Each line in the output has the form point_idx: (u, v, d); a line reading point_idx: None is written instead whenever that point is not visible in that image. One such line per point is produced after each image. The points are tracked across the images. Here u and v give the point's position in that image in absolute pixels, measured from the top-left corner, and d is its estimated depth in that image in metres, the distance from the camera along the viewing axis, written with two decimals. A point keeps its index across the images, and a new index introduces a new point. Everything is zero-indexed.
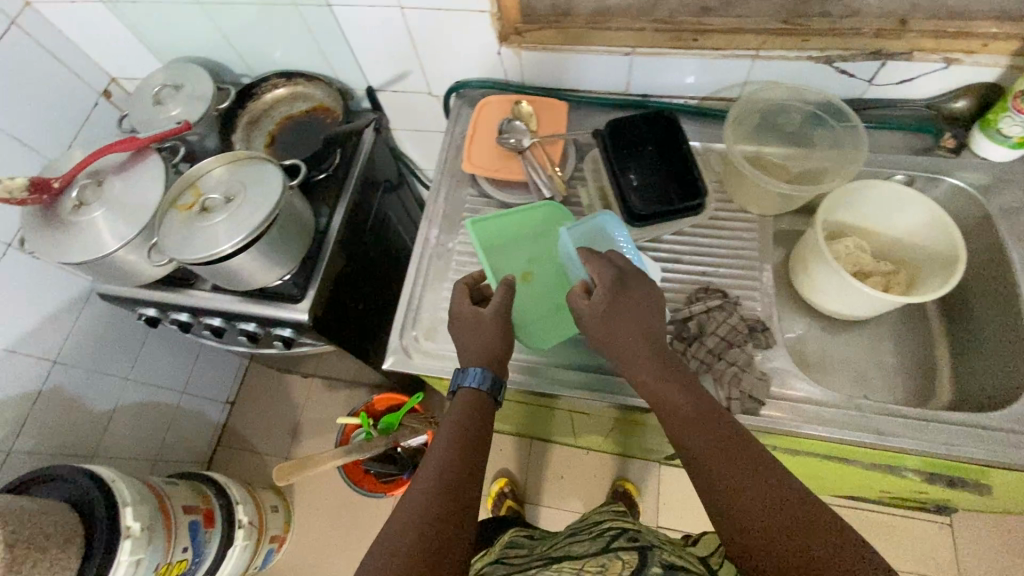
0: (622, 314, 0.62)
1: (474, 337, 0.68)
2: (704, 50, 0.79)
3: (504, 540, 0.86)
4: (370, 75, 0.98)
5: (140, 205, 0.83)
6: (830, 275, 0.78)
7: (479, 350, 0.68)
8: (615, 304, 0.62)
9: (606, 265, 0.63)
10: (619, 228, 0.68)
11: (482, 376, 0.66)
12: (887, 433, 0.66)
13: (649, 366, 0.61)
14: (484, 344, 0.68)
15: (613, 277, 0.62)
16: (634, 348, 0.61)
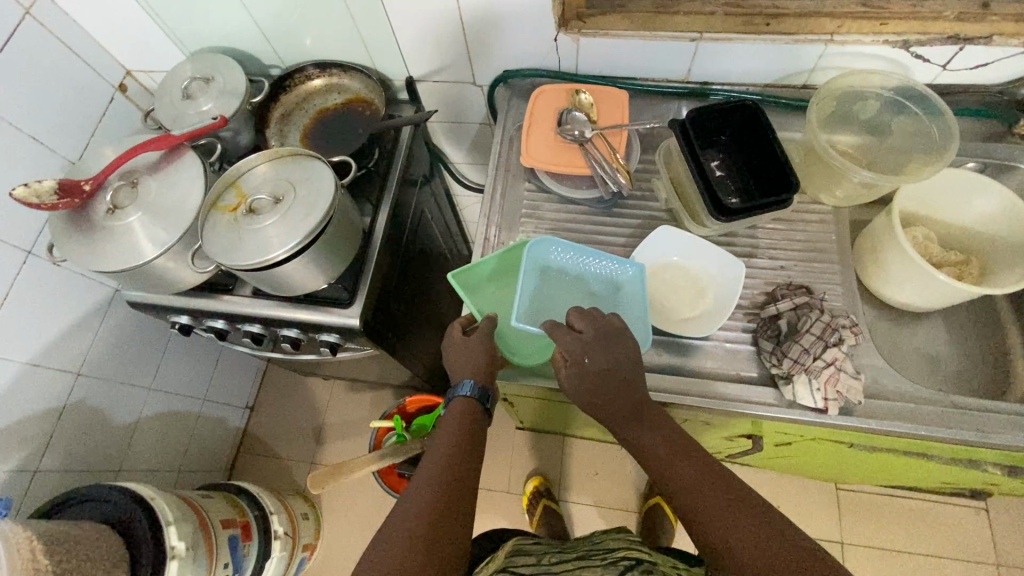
0: (591, 376, 0.61)
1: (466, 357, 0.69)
2: (776, 35, 0.76)
3: (509, 544, 0.83)
4: (412, 65, 0.93)
5: (180, 208, 0.78)
6: (908, 269, 0.75)
7: (476, 367, 0.69)
8: (579, 369, 0.62)
9: (569, 335, 0.62)
10: (554, 245, 0.73)
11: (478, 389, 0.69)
12: (988, 430, 0.64)
13: (624, 419, 0.63)
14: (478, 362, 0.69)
15: (580, 344, 0.62)
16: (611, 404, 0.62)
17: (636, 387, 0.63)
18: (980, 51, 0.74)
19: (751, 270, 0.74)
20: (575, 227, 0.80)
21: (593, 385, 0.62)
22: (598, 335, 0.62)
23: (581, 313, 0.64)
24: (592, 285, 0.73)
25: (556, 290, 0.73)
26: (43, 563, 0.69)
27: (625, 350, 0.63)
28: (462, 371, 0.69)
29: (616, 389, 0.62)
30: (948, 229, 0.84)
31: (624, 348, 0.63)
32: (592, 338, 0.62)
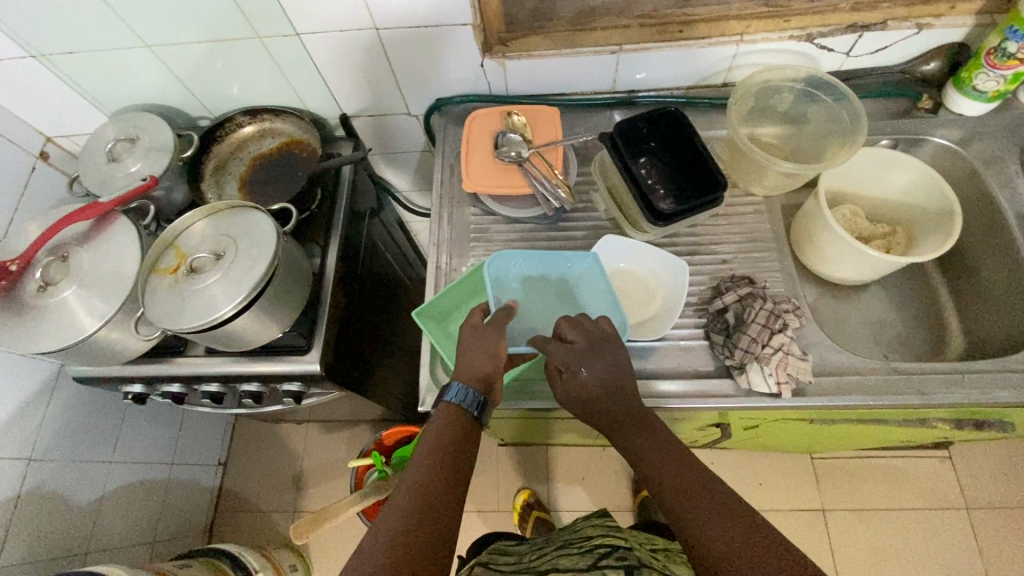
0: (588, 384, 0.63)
1: (467, 351, 0.65)
2: (690, 41, 0.79)
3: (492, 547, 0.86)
4: (343, 102, 0.93)
5: (118, 277, 0.76)
6: (841, 248, 0.79)
7: (475, 367, 0.64)
8: (576, 379, 0.63)
9: (558, 346, 0.64)
10: (517, 257, 0.73)
11: (467, 392, 0.64)
12: (929, 391, 0.68)
13: (622, 424, 0.63)
14: (479, 362, 0.65)
15: (572, 352, 0.63)
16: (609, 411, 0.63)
17: (627, 395, 0.63)
18: (877, 36, 0.79)
19: (695, 268, 0.77)
20: (525, 245, 0.81)
21: (590, 395, 0.63)
22: (590, 344, 0.64)
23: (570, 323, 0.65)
24: (562, 284, 0.75)
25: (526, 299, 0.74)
26: None
27: (613, 360, 0.64)
28: (460, 370, 0.65)
29: (609, 396, 0.63)
30: (874, 203, 0.89)
31: (612, 357, 0.64)
32: (585, 348, 0.64)
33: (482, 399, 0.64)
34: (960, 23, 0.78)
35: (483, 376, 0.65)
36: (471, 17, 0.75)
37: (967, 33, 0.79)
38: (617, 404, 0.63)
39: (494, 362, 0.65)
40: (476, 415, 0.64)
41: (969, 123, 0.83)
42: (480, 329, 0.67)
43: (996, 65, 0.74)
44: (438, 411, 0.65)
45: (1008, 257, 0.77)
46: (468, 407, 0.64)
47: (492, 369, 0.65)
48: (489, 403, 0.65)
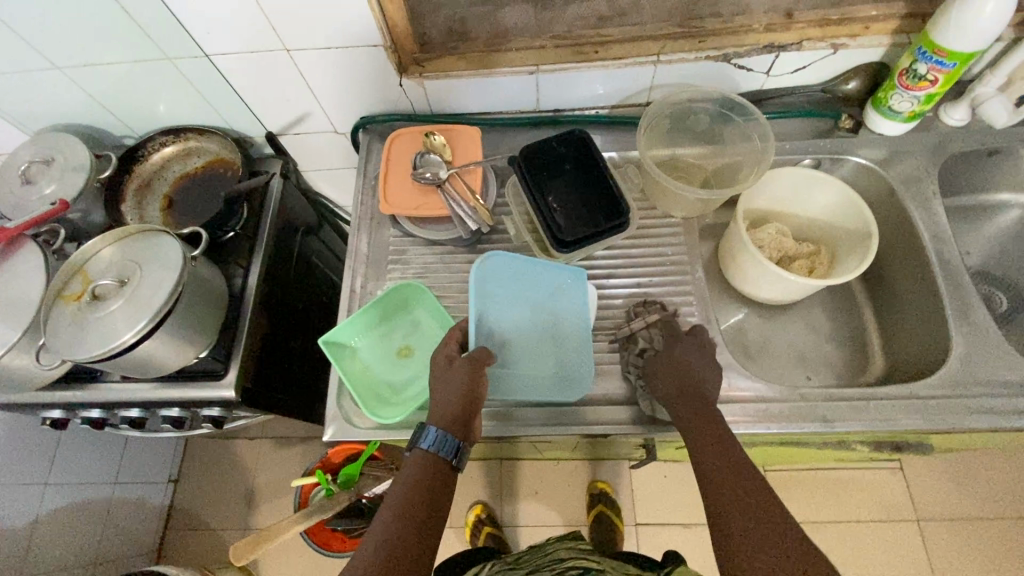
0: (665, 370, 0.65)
1: (440, 392, 0.62)
2: (607, 61, 0.79)
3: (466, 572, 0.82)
4: (267, 122, 0.91)
5: (22, 304, 0.74)
6: (760, 269, 0.79)
7: (447, 409, 0.61)
8: (658, 367, 0.65)
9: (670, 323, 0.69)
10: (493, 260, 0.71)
11: (442, 438, 0.60)
12: (832, 419, 0.68)
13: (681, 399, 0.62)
14: (451, 402, 0.61)
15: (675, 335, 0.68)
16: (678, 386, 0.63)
17: (704, 378, 0.63)
18: (794, 56, 0.78)
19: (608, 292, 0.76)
20: (441, 268, 0.80)
21: (666, 376, 0.64)
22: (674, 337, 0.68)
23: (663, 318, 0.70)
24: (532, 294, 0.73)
25: (507, 322, 0.71)
26: None
27: (701, 353, 0.65)
28: (433, 413, 0.62)
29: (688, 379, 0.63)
30: (799, 221, 0.89)
31: (704, 350, 0.66)
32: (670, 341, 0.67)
33: (457, 445, 0.60)
34: (877, 43, 0.77)
35: (455, 418, 0.61)
36: (380, 39, 0.74)
37: (884, 53, 0.78)
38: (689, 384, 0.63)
39: (465, 402, 0.61)
40: (451, 460, 0.60)
41: (890, 142, 0.83)
42: (450, 367, 0.63)
43: (909, 86, 0.74)
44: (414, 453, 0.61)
45: (923, 281, 0.77)
46: (443, 454, 0.60)
47: (465, 412, 0.61)
48: (464, 447, 0.61)
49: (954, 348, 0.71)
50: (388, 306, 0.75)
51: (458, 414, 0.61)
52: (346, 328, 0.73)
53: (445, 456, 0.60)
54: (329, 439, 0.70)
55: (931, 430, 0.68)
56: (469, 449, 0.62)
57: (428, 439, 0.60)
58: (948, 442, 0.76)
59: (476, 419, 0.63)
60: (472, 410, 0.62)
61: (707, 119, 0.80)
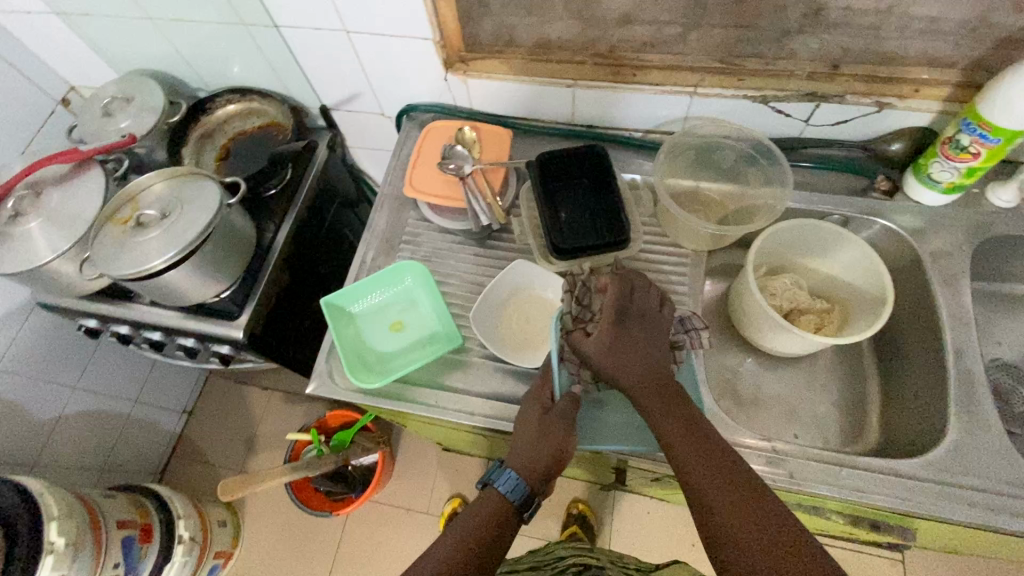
0: (622, 366, 0.61)
1: (535, 446, 0.63)
2: (644, 85, 0.80)
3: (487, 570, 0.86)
4: (323, 96, 0.98)
5: (78, 218, 0.83)
6: (762, 315, 0.78)
7: (533, 460, 0.63)
8: (610, 360, 0.61)
9: (610, 300, 0.63)
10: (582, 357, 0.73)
11: (518, 486, 0.62)
12: (801, 477, 0.66)
13: (646, 389, 0.60)
14: (538, 453, 0.63)
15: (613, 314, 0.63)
16: (639, 372, 0.61)
17: (658, 360, 0.62)
18: (835, 108, 0.77)
19: None
20: (448, 256, 0.84)
21: (620, 363, 0.61)
22: (617, 316, 0.63)
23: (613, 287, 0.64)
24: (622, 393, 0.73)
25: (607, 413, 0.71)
26: None
27: (645, 330, 0.64)
28: (515, 457, 0.63)
29: (645, 367, 0.61)
30: (818, 276, 0.86)
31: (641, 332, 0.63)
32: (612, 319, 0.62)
33: (530, 497, 0.62)
34: (926, 108, 0.75)
35: (538, 473, 0.63)
36: (430, 33, 0.79)
37: (932, 119, 0.76)
38: (643, 367, 0.61)
39: (552, 459, 0.63)
40: (523, 513, 0.62)
41: (926, 212, 0.80)
42: (546, 419, 0.65)
43: (950, 156, 0.71)
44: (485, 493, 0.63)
45: (933, 359, 0.74)
46: (513, 502, 0.61)
47: (551, 468, 0.63)
48: (535, 501, 0.63)
49: (950, 434, 0.67)
50: (384, 283, 0.79)
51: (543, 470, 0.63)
52: (349, 293, 0.78)
53: (517, 504, 0.62)
54: (310, 392, 0.74)
55: (906, 512, 0.64)
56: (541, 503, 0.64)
57: (503, 479, 0.62)
58: (933, 533, 0.72)
59: (556, 474, 0.64)
60: (558, 467, 0.64)
61: (732, 156, 0.80)
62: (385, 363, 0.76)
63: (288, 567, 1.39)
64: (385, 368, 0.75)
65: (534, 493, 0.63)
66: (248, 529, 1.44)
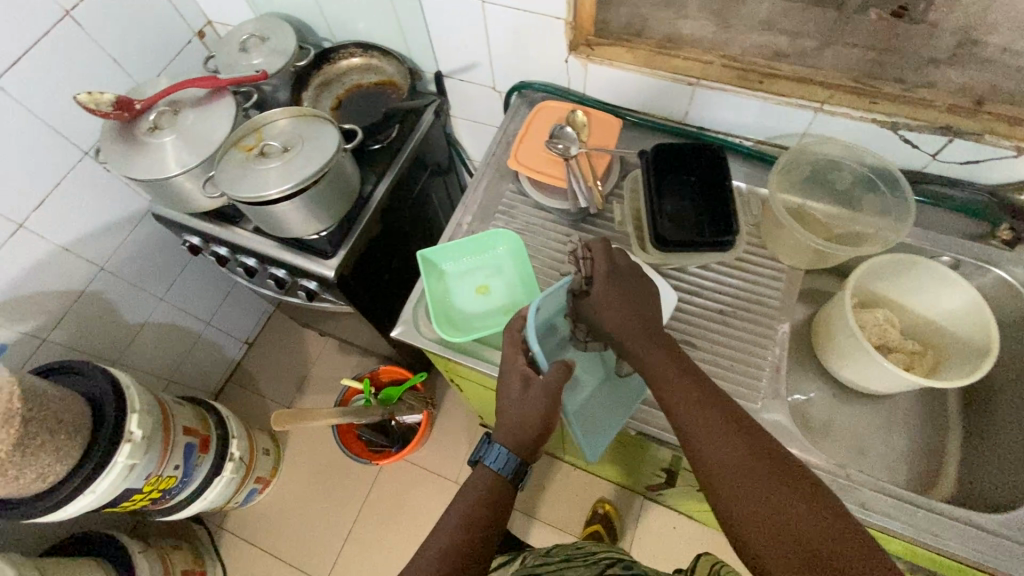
0: (610, 318, 0.63)
1: (517, 412, 0.64)
2: (768, 94, 0.79)
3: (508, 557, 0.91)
4: (440, 62, 1.02)
5: (209, 140, 0.89)
6: (851, 343, 0.76)
7: (519, 436, 0.64)
8: (606, 313, 0.64)
9: (603, 258, 0.66)
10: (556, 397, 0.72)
11: (506, 460, 0.65)
12: (873, 510, 0.64)
13: (636, 338, 0.62)
14: (524, 431, 0.64)
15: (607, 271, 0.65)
16: (629, 325, 0.63)
17: (647, 312, 0.64)
18: (969, 146, 0.73)
19: (688, 309, 0.76)
20: (541, 232, 0.85)
21: (618, 315, 0.63)
22: (609, 270, 0.65)
23: (602, 248, 0.66)
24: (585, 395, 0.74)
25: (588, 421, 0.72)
26: (16, 406, 0.81)
27: (636, 284, 0.65)
28: (503, 435, 0.65)
29: (633, 317, 0.63)
30: (914, 317, 0.83)
31: (638, 288, 0.65)
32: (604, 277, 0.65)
33: (519, 466, 0.65)
34: None
35: (525, 443, 0.65)
36: (564, 13, 0.80)
37: None
38: (635, 318, 0.63)
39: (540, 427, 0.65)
40: (512, 479, 0.65)
41: None
42: (527, 388, 0.65)
43: None
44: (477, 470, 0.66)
45: None
46: (504, 474, 0.65)
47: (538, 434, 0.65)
48: (524, 466, 0.66)
49: None
50: (478, 248, 0.82)
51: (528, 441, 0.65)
52: (446, 250, 0.81)
53: (508, 476, 0.65)
54: (394, 336, 0.78)
55: (979, 566, 0.62)
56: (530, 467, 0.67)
57: (494, 459, 0.65)
58: None
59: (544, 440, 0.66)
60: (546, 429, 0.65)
61: (850, 178, 0.78)
62: (468, 322, 0.78)
63: (318, 505, 1.45)
64: (468, 328, 0.78)
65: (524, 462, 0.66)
66: (288, 462, 1.51)
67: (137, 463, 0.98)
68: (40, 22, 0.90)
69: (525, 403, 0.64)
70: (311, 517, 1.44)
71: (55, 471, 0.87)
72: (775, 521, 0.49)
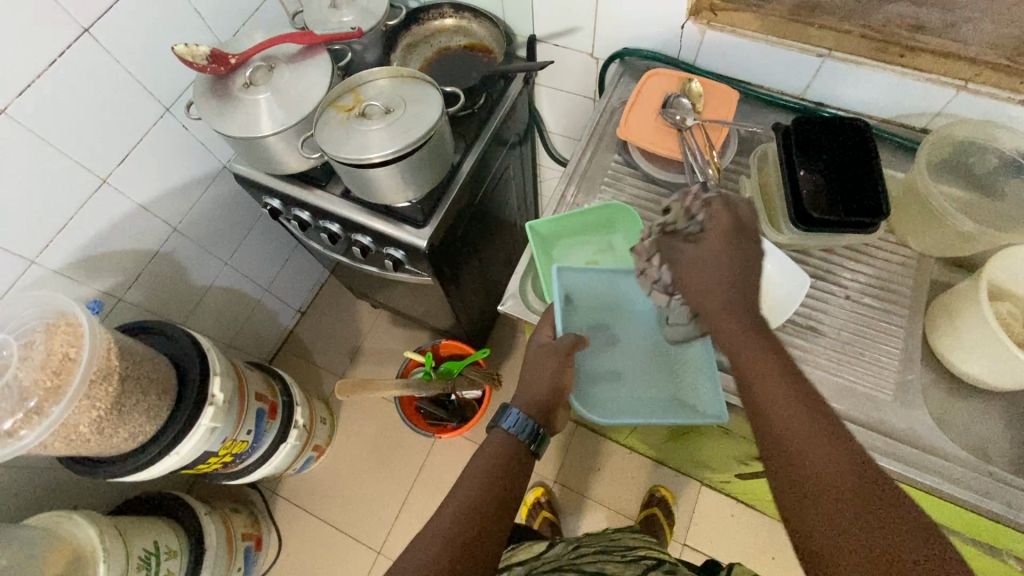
0: (694, 279, 0.55)
1: (529, 378, 0.68)
2: (907, 69, 0.75)
3: (537, 542, 0.87)
4: (538, 25, 0.98)
5: (305, 99, 0.86)
6: (981, 332, 0.69)
7: (534, 398, 0.67)
8: (682, 270, 0.56)
9: (683, 222, 0.59)
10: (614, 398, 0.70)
11: (523, 421, 0.64)
12: (1016, 507, 0.63)
13: (725, 314, 0.53)
14: (537, 389, 0.67)
15: (696, 230, 0.56)
16: (714, 299, 0.53)
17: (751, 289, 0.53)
18: None
19: (813, 293, 0.74)
20: (652, 207, 0.82)
21: (700, 282, 0.54)
22: (733, 224, 0.54)
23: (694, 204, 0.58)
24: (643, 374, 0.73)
25: (660, 392, 0.71)
26: (114, 364, 0.80)
27: (753, 249, 0.54)
28: (520, 399, 0.67)
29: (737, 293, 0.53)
30: None
31: (732, 243, 0.54)
32: (716, 229, 0.54)
33: (537, 429, 0.64)
34: None
35: (536, 406, 0.66)
36: None
37: None
38: (721, 288, 0.53)
39: (552, 389, 0.67)
40: (530, 443, 0.64)
41: None
42: (542, 352, 0.68)
43: None
44: (495, 432, 0.66)
45: None
46: (522, 437, 0.64)
47: (548, 399, 0.67)
48: (542, 433, 0.65)
49: None
50: (590, 220, 0.78)
51: (538, 401, 0.67)
52: (558, 222, 0.77)
53: (525, 440, 0.64)
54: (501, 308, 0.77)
55: None
56: (549, 436, 0.66)
57: (510, 420, 0.65)
58: None
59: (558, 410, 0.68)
60: (555, 398, 0.67)
61: (994, 162, 0.73)
62: None
63: (372, 475, 1.46)
64: None
65: (539, 426, 0.65)
66: (341, 431, 1.51)
67: (218, 427, 0.97)
68: None
69: (536, 371, 0.68)
70: (367, 487, 1.44)
71: (146, 430, 0.86)
72: (836, 526, 0.42)
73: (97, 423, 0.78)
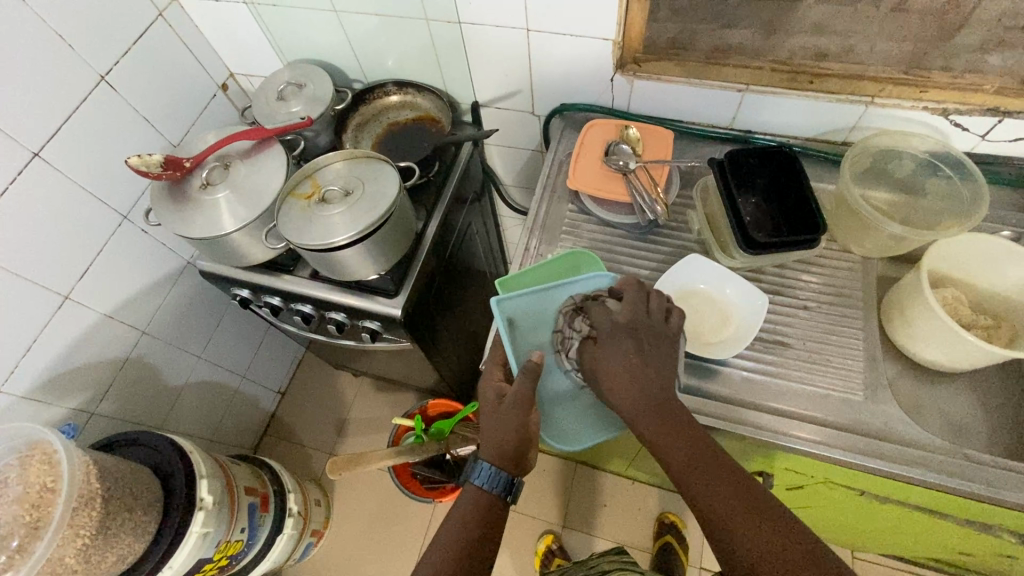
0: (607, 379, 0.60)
1: (495, 429, 0.65)
2: (818, 93, 0.82)
3: None
4: (480, 91, 1.04)
5: (264, 190, 0.88)
6: (932, 323, 0.73)
7: (500, 448, 0.64)
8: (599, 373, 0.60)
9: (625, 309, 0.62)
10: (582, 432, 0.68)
11: (494, 476, 0.65)
12: (997, 485, 0.66)
13: (644, 412, 0.57)
14: (502, 441, 0.64)
15: (624, 328, 0.61)
16: (640, 396, 0.58)
17: (655, 374, 0.59)
18: (1016, 125, 0.77)
19: (773, 308, 0.78)
20: (611, 248, 0.86)
21: (625, 383, 0.58)
22: (631, 331, 0.61)
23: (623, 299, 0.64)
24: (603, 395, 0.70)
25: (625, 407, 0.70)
26: (95, 487, 0.78)
27: (645, 346, 0.60)
28: (487, 449, 0.65)
29: (645, 390, 0.58)
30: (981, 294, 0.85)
31: (656, 342, 0.61)
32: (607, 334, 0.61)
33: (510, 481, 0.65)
34: None
35: (509, 456, 0.65)
36: (613, 33, 0.82)
37: None
38: (638, 388, 0.58)
39: (518, 440, 0.64)
40: (506, 495, 0.66)
41: None
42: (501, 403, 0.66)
43: None
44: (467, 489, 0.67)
45: None
46: (496, 491, 0.65)
47: (519, 447, 0.64)
48: (517, 482, 0.66)
49: None
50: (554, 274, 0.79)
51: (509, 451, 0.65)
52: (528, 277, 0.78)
53: (499, 491, 0.65)
54: None
55: None
56: (522, 480, 0.67)
57: (479, 476, 0.65)
58: None
59: (529, 451, 0.66)
60: (525, 445, 0.65)
61: (910, 165, 0.80)
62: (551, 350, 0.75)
63: (376, 551, 1.41)
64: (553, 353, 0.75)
65: (512, 476, 0.65)
66: (338, 510, 1.47)
67: (210, 531, 0.94)
68: (78, 91, 0.89)
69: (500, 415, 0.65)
70: (372, 566, 1.39)
71: (135, 549, 0.82)
72: None
73: (84, 551, 0.75)
